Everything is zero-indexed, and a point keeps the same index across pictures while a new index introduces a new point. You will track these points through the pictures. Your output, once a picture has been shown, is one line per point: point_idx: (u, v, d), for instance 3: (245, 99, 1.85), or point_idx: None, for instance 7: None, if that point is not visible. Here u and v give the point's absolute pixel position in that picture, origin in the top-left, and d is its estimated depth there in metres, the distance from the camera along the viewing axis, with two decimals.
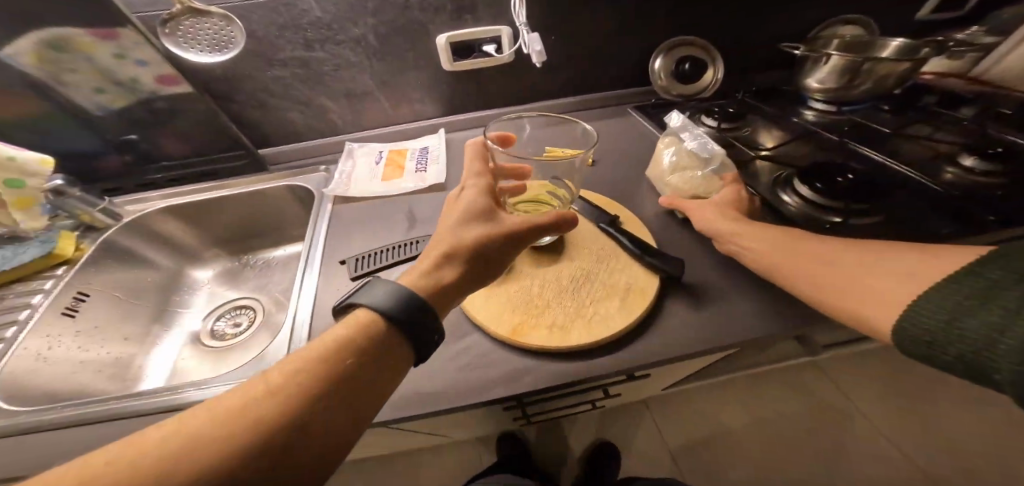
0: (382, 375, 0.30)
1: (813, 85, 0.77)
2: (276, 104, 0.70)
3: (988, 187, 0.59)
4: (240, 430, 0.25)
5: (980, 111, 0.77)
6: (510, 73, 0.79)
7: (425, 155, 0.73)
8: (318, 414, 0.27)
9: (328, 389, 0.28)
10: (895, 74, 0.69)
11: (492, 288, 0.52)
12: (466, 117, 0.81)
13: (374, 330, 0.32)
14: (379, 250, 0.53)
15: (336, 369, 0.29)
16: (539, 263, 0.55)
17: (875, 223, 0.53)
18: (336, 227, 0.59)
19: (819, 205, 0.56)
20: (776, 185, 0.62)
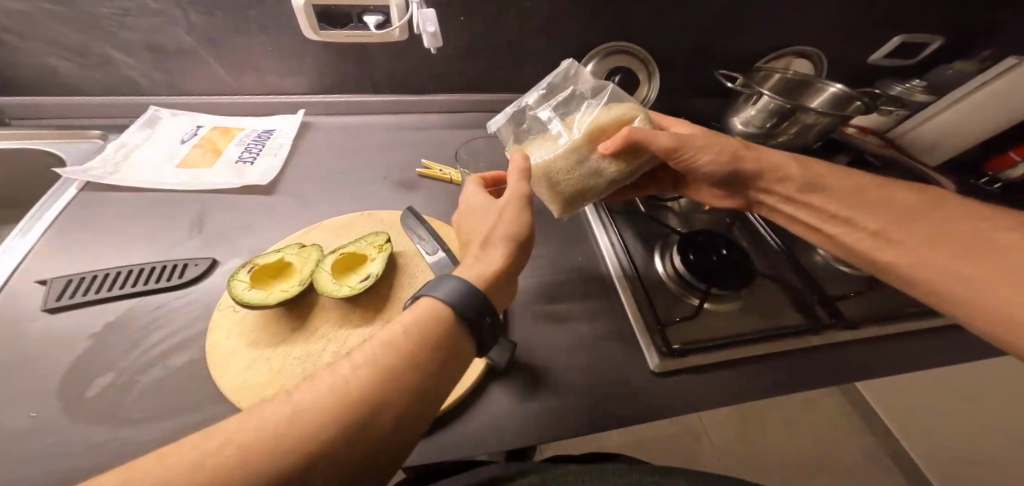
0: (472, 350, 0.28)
1: (737, 124, 0.67)
2: (37, 48, 0.55)
3: (850, 279, 0.57)
4: (345, 411, 0.21)
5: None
6: (407, 55, 0.60)
7: (261, 140, 0.58)
8: (439, 375, 0.25)
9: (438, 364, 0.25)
10: (823, 127, 0.59)
11: (263, 351, 0.38)
12: (342, 101, 0.64)
13: (439, 316, 0.27)
14: (102, 274, 0.43)
15: (444, 342, 0.26)
16: (343, 309, 0.42)
17: (733, 311, 0.51)
18: (78, 225, 0.47)
19: (685, 281, 0.52)
20: (656, 250, 0.57)
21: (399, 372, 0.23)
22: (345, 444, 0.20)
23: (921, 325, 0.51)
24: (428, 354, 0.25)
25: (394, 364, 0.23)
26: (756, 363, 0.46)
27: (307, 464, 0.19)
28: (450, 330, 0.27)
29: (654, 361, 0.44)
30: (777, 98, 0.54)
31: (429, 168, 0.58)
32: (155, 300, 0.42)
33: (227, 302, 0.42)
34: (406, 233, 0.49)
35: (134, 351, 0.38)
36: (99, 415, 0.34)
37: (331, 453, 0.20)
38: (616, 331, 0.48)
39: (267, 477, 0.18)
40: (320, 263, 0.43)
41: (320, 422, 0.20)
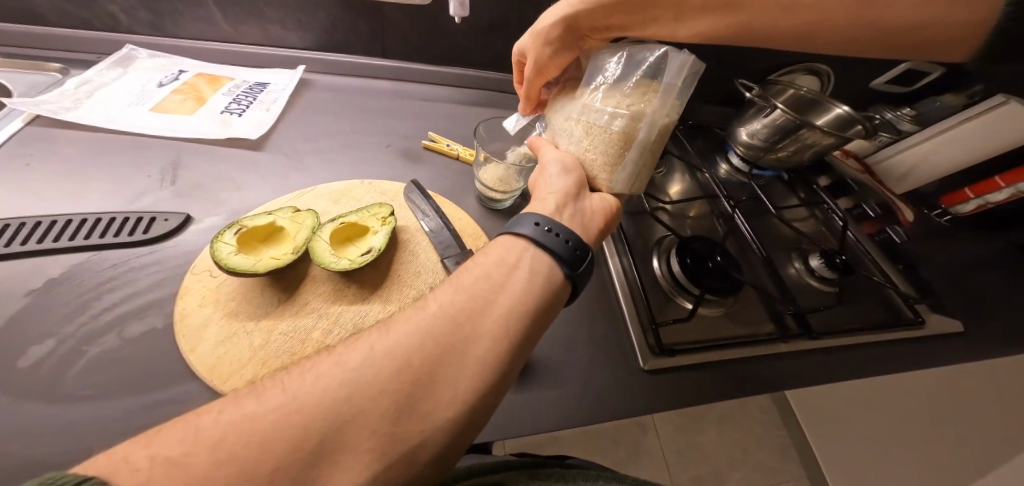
0: (546, 309, 0.26)
1: (743, 135, 0.66)
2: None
3: (817, 294, 0.56)
4: (409, 361, 0.20)
5: (853, 205, 0.71)
6: (427, 21, 0.55)
7: (252, 92, 0.52)
8: (509, 336, 0.23)
9: (505, 330, 0.23)
10: (819, 149, 0.59)
11: (241, 324, 0.33)
12: (345, 62, 0.58)
13: (511, 255, 0.27)
14: (46, 222, 0.36)
15: (515, 304, 0.24)
16: (329, 285, 0.37)
17: (715, 316, 0.48)
18: (23, 162, 0.40)
19: (678, 284, 0.49)
20: (651, 250, 0.53)
21: (483, 308, 0.24)
22: (465, 350, 0.22)
23: (878, 338, 0.51)
24: (516, 277, 0.26)
25: (491, 286, 0.25)
26: (737, 368, 0.44)
27: (432, 368, 0.21)
28: (519, 277, 0.26)
29: (645, 358, 0.42)
30: (788, 113, 0.53)
31: (435, 142, 0.53)
32: (110, 257, 0.35)
33: (201, 266, 0.36)
34: (410, 206, 0.44)
35: (81, 314, 0.32)
36: (32, 391, 0.28)
37: (452, 356, 0.21)
38: (612, 329, 0.45)
39: (405, 372, 0.20)
40: (316, 231, 0.38)
41: (440, 333, 0.22)
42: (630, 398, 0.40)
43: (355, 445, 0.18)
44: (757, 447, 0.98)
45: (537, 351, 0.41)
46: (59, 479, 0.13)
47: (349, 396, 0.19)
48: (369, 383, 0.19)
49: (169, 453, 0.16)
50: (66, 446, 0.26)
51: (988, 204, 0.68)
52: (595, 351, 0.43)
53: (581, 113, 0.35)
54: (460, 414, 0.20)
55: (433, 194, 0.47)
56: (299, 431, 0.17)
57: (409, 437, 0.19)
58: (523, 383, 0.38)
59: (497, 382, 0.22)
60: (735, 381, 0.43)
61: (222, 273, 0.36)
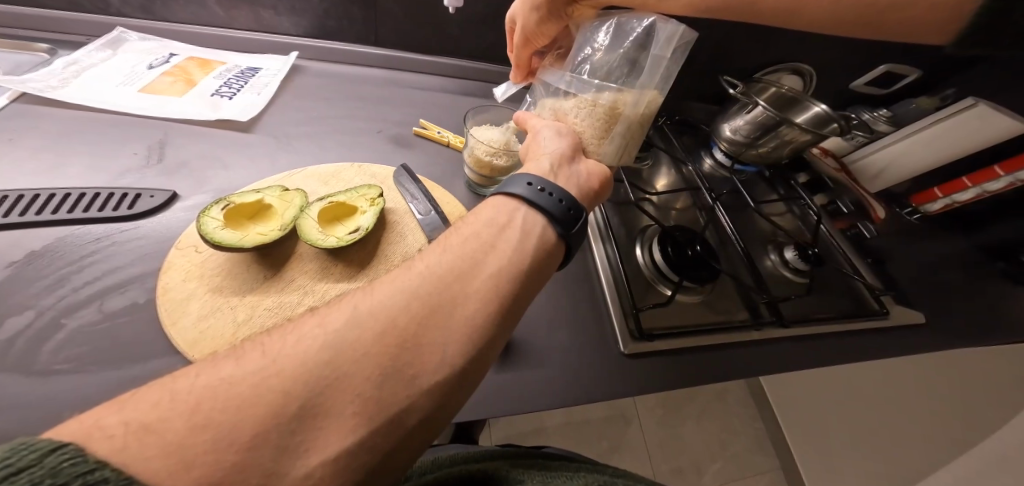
0: (535, 274, 0.26)
1: (727, 131, 0.67)
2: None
3: (789, 285, 0.57)
4: (395, 323, 0.21)
5: (829, 202, 0.72)
6: (421, 10, 0.56)
7: (244, 77, 0.52)
8: (496, 298, 0.23)
9: (494, 293, 0.23)
10: (799, 145, 0.61)
11: (225, 298, 0.33)
12: (338, 49, 0.59)
13: (500, 220, 0.27)
14: (30, 197, 0.36)
15: (503, 269, 0.24)
16: (313, 265, 0.37)
17: (695, 303, 0.49)
18: (7, 137, 0.40)
19: (660, 272, 0.50)
20: (636, 239, 0.54)
21: (472, 273, 0.24)
22: (452, 312, 0.22)
23: (846, 328, 0.53)
24: (506, 237, 0.26)
25: (480, 248, 0.25)
26: (712, 355, 0.45)
27: (420, 328, 0.21)
28: (507, 242, 0.26)
29: (625, 342, 0.42)
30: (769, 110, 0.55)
31: (426, 129, 0.54)
32: (93, 231, 0.35)
33: (187, 241, 0.36)
34: (398, 189, 0.44)
35: (61, 287, 0.32)
36: (9, 361, 0.28)
37: (440, 317, 0.22)
38: (595, 315, 0.45)
39: (393, 332, 0.20)
40: (304, 210, 0.38)
41: (428, 294, 0.22)
42: (613, 382, 0.40)
43: (340, 407, 0.18)
44: (741, 442, 0.98)
45: (521, 333, 0.42)
46: (29, 445, 0.12)
47: (338, 356, 0.19)
48: (353, 345, 0.19)
49: (143, 418, 0.15)
50: (38, 417, 0.26)
51: (953, 203, 0.70)
52: (580, 335, 0.43)
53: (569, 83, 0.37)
54: (447, 379, 0.21)
55: (421, 179, 0.47)
56: (285, 392, 0.17)
57: (396, 401, 0.19)
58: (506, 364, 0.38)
59: (488, 343, 0.23)
60: (709, 372, 0.44)
61: (207, 250, 0.36)
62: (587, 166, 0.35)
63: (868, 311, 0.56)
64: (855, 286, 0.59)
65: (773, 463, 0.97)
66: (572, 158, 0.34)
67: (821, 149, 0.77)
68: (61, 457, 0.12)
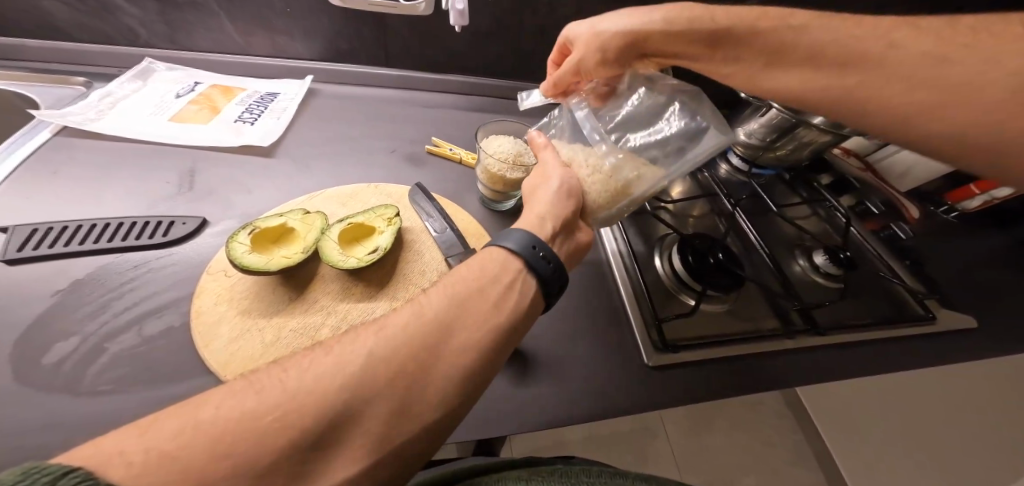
0: (526, 323, 0.27)
1: (740, 134, 0.67)
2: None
3: (821, 290, 0.56)
4: (400, 364, 0.21)
5: (856, 202, 0.70)
6: (429, 30, 0.58)
7: (263, 102, 0.54)
8: (490, 347, 0.24)
9: (489, 342, 0.24)
10: (818, 145, 0.60)
11: (253, 321, 0.35)
12: (352, 70, 0.61)
13: (500, 267, 0.28)
14: (76, 228, 0.38)
15: (498, 318, 0.25)
16: (336, 286, 0.38)
17: (719, 312, 0.49)
18: (50, 170, 0.43)
19: (680, 281, 0.49)
20: (655, 248, 0.54)
21: (474, 319, 0.25)
22: (451, 356, 0.23)
23: (887, 334, 0.51)
24: (505, 289, 0.27)
25: (480, 296, 0.26)
26: (741, 364, 0.45)
27: (418, 367, 0.22)
28: (503, 292, 0.27)
29: (648, 354, 0.43)
30: (783, 113, 0.54)
31: (438, 146, 0.55)
32: (131, 258, 0.37)
33: (217, 266, 0.38)
34: (414, 208, 0.45)
35: (104, 313, 0.34)
36: (59, 383, 0.30)
37: (442, 362, 0.22)
38: (614, 327, 0.45)
39: (393, 370, 0.21)
40: (325, 232, 0.39)
41: (432, 337, 0.23)
42: (633, 393, 0.40)
43: (346, 442, 0.19)
44: (767, 452, 0.96)
45: (538, 348, 0.42)
46: (41, 470, 0.13)
47: (338, 389, 0.19)
48: (365, 382, 0.20)
49: (164, 447, 0.16)
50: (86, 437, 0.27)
51: (993, 200, 0.69)
52: (597, 347, 0.43)
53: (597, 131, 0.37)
54: (441, 419, 0.22)
55: (437, 197, 0.48)
56: (292, 424, 0.18)
57: (396, 439, 0.20)
58: (526, 379, 0.39)
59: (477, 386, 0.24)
60: (733, 382, 0.43)
61: (236, 274, 0.37)
62: (582, 235, 0.36)
63: (904, 316, 0.54)
64: (889, 289, 0.58)
65: (803, 473, 0.94)
66: (571, 224, 0.35)
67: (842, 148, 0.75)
68: (74, 479, 0.13)
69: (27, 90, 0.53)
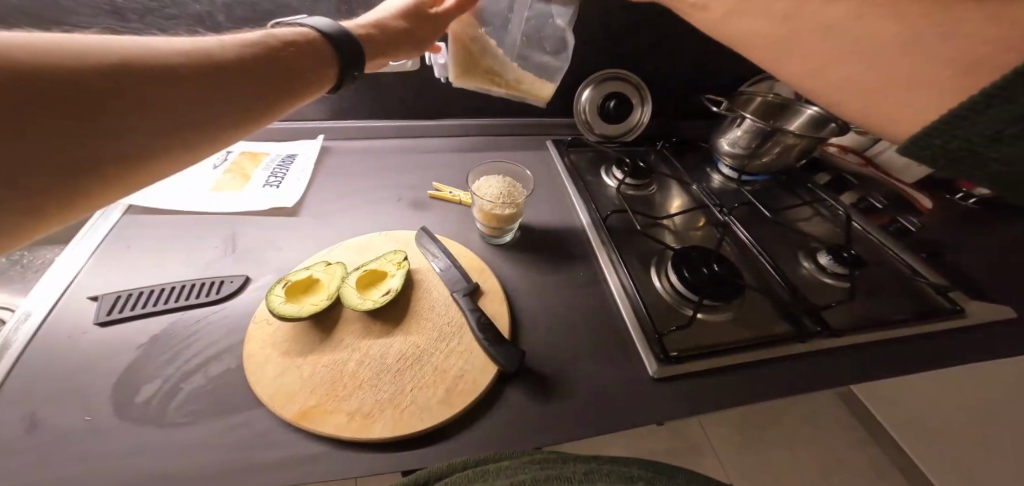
0: (308, 67, 0.35)
1: (723, 146, 0.68)
2: None
3: (833, 291, 0.58)
4: (185, 68, 0.27)
5: (858, 199, 0.72)
6: (418, 83, 0.67)
7: (284, 164, 0.63)
8: (270, 94, 0.32)
9: (269, 68, 0.32)
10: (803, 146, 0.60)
11: (294, 359, 0.43)
12: (356, 125, 0.69)
13: (302, 43, 0.36)
14: (149, 291, 0.47)
15: (273, 63, 0.33)
16: (365, 326, 0.46)
17: (724, 322, 0.52)
18: (124, 246, 0.52)
19: (680, 296, 0.53)
20: (654, 266, 0.57)
21: (259, 57, 0.32)
22: (227, 89, 0.29)
23: (911, 330, 0.52)
24: (297, 44, 0.35)
25: (270, 50, 0.33)
26: (745, 370, 0.48)
27: (206, 82, 0.28)
28: (299, 52, 0.35)
29: (652, 367, 0.46)
30: (759, 122, 0.58)
31: (439, 191, 0.63)
32: (194, 314, 0.46)
33: (260, 316, 0.46)
34: (420, 250, 0.53)
35: (178, 360, 0.43)
36: (153, 418, 0.38)
37: (225, 81, 0.29)
38: (617, 342, 0.49)
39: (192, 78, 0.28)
40: (345, 279, 0.48)
41: (216, 59, 0.29)
42: (635, 396, 0.44)
43: (118, 122, 0.24)
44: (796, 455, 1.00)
45: (543, 366, 0.46)
46: None
47: (114, 64, 0.24)
48: (143, 61, 0.25)
49: None
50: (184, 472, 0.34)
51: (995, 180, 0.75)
52: (599, 356, 0.47)
53: (512, 53, 0.55)
54: (204, 136, 0.28)
55: (439, 239, 0.55)
56: (103, 100, 0.23)
57: (165, 136, 0.26)
58: (534, 394, 0.43)
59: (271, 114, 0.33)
60: (728, 378, 0.47)
61: (277, 321, 0.46)
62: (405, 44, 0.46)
63: (925, 311, 0.55)
64: (906, 282, 0.59)
65: None
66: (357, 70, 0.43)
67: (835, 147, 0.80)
68: None
69: None
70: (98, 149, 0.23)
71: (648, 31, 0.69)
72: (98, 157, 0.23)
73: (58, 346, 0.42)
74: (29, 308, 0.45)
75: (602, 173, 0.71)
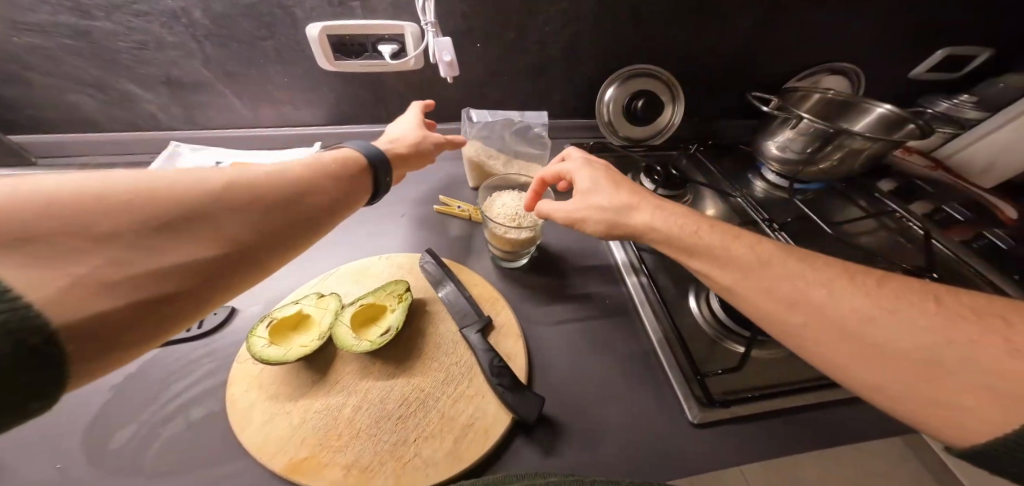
0: (348, 194, 0.37)
1: (771, 149, 0.62)
2: (61, 89, 0.54)
3: None
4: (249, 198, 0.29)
5: (933, 209, 0.67)
6: (421, 83, 0.61)
7: None
8: (318, 216, 0.34)
9: (320, 192, 0.34)
10: (868, 152, 0.54)
11: (284, 404, 0.37)
12: (357, 131, 0.64)
13: (347, 167, 0.38)
14: None
15: (321, 185, 0.35)
16: (365, 364, 0.41)
17: (777, 357, 0.45)
18: None
19: (724, 327, 0.46)
20: (692, 289, 0.51)
21: (314, 183, 0.34)
22: (277, 210, 0.30)
23: None
24: (338, 169, 0.37)
25: (322, 175, 0.35)
26: (804, 415, 0.41)
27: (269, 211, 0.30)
28: (347, 180, 0.37)
29: (693, 411, 0.39)
30: (817, 123, 0.50)
31: (446, 205, 0.58)
32: (176, 352, 0.41)
33: (246, 355, 0.41)
34: (425, 276, 0.48)
35: (157, 401, 0.38)
36: (120, 471, 0.33)
37: (276, 203, 0.30)
38: (653, 379, 0.43)
39: (239, 197, 0.28)
40: (339, 315, 0.42)
41: (275, 185, 0.31)
42: (676, 448, 0.38)
43: (177, 256, 0.24)
44: None
45: (566, 409, 0.40)
46: None
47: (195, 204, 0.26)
48: (216, 197, 0.27)
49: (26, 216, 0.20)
50: None
51: None
52: (625, 397, 0.41)
53: (509, 152, 0.62)
54: (251, 260, 0.28)
55: (448, 263, 0.50)
56: (118, 226, 0.23)
57: (222, 264, 0.26)
58: (554, 446, 0.37)
59: (307, 232, 0.32)
60: (776, 425, 0.40)
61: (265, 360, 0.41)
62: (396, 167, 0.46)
63: None
64: None
65: None
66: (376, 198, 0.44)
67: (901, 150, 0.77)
68: None
69: None
70: (134, 259, 0.23)
71: (679, 19, 0.61)
72: (129, 266, 0.22)
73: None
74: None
75: (631, 179, 0.65)
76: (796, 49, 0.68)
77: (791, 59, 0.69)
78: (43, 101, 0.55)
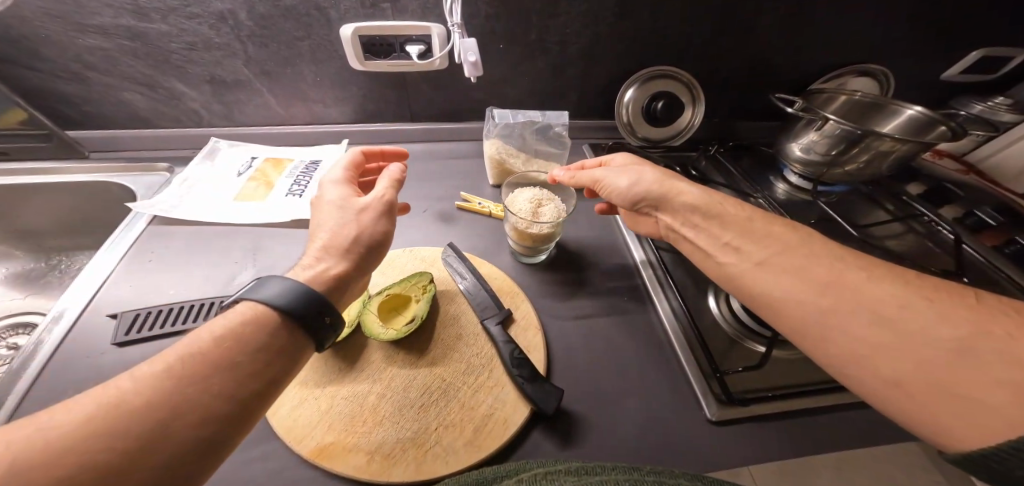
0: (278, 353, 0.28)
1: (794, 150, 0.61)
2: (115, 87, 0.58)
3: None
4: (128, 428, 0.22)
5: (964, 213, 0.66)
6: (447, 83, 0.62)
7: (309, 172, 0.62)
8: (238, 403, 0.26)
9: (238, 368, 0.26)
10: (897, 153, 0.53)
11: (312, 389, 0.39)
12: (382, 129, 0.67)
13: (265, 318, 0.29)
14: (167, 309, 0.43)
15: (241, 356, 0.27)
16: (390, 353, 0.42)
17: (796, 358, 0.45)
18: (147, 258, 0.50)
19: (742, 326, 0.46)
20: (711, 289, 0.51)
21: (229, 359, 0.26)
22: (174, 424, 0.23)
23: None
24: (262, 319, 0.29)
25: (237, 340, 0.27)
26: (825, 416, 0.41)
27: (163, 425, 0.23)
28: (270, 331, 0.29)
29: (710, 408, 0.39)
30: (843, 124, 0.50)
31: (467, 202, 0.60)
32: None
33: None
34: (448, 269, 0.50)
35: None
36: None
37: (171, 414, 0.23)
38: (671, 376, 0.43)
39: (54, 471, 0.20)
40: (367, 303, 0.44)
41: (169, 387, 0.24)
42: (696, 445, 0.38)
43: None
44: None
45: (584, 403, 0.40)
46: None
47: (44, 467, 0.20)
48: (74, 448, 0.21)
49: None
50: None
51: None
52: (644, 393, 0.41)
53: (529, 150, 0.63)
54: None
55: (470, 257, 0.52)
56: None
57: None
58: (573, 437, 0.38)
59: (225, 429, 0.25)
60: (795, 426, 0.40)
61: None
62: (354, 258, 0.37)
63: None
64: None
65: None
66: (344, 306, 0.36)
67: (930, 153, 0.76)
68: None
69: (114, 179, 0.61)
70: None
71: (703, 20, 0.61)
72: None
73: (76, 367, 0.39)
74: (63, 308, 0.43)
75: None
76: (822, 49, 0.67)
77: (817, 59, 0.69)
78: (97, 98, 0.59)
